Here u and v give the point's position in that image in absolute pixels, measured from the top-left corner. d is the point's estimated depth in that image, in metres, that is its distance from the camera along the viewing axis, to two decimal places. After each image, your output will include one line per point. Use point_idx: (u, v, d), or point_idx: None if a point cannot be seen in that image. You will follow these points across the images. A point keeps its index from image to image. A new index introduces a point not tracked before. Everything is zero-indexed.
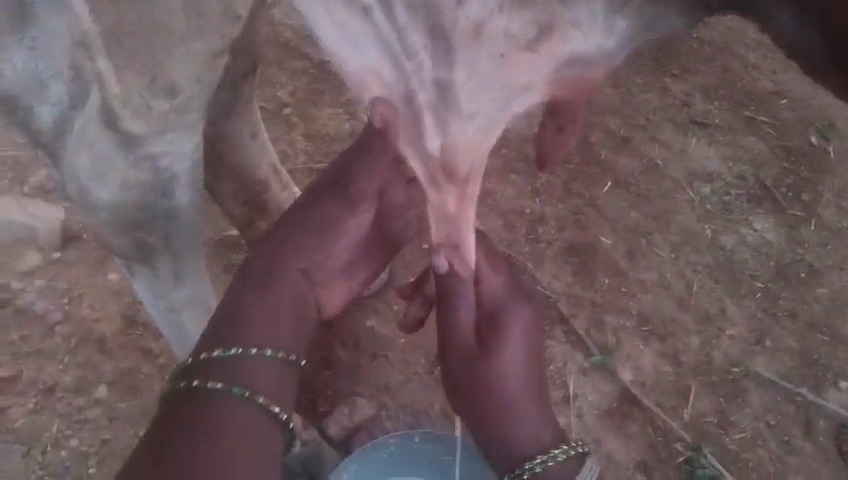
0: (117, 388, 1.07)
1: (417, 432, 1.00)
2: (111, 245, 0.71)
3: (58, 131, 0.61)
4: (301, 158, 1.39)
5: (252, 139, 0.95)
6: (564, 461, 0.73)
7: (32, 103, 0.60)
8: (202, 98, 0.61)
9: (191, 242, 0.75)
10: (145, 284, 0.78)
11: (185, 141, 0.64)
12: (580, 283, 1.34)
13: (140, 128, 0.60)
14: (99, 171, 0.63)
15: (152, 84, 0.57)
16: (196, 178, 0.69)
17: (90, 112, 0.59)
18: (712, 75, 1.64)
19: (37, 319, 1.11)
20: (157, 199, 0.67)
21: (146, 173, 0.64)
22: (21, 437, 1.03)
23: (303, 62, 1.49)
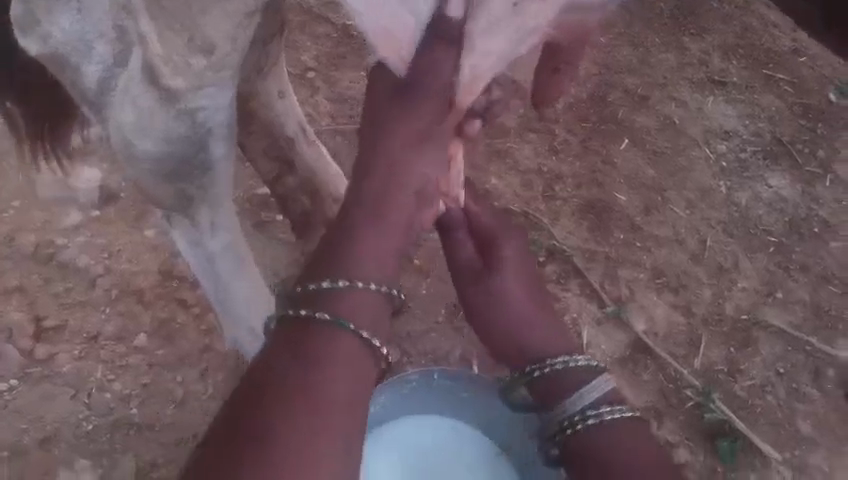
0: (156, 336, 1.14)
1: (436, 370, 1.06)
2: (153, 194, 0.78)
3: (103, 91, 0.67)
4: (325, 121, 1.45)
5: (281, 98, 1.00)
6: (578, 368, 0.81)
7: (79, 62, 0.65)
8: (234, 57, 0.68)
9: (226, 194, 0.81)
10: (182, 232, 0.84)
11: (221, 97, 0.70)
12: (596, 238, 1.38)
13: (180, 84, 0.66)
14: (143, 125, 0.69)
15: (191, 42, 0.64)
16: (230, 132, 0.75)
17: (131, 71, 0.65)
18: (731, 33, 1.65)
19: (81, 272, 1.18)
20: (195, 151, 0.73)
21: (186, 127, 0.70)
22: (67, 381, 1.11)
23: (327, 28, 1.54)
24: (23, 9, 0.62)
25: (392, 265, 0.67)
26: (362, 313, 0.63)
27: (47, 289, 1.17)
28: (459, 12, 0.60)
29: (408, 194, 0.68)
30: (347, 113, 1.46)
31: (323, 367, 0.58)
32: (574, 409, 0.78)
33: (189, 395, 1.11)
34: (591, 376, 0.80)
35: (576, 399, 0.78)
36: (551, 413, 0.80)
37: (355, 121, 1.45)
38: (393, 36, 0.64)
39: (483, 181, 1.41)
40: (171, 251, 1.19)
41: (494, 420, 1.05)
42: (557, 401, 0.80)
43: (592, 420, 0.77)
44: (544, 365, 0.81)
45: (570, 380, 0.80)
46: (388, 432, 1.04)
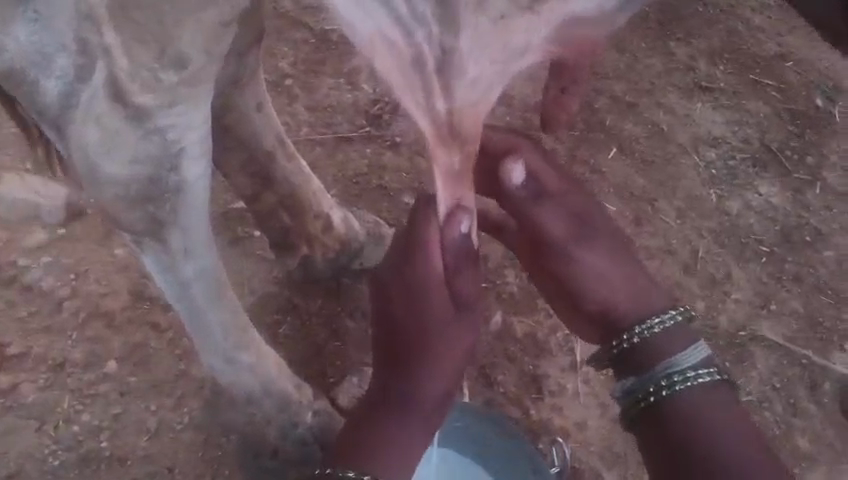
0: (127, 363, 1.07)
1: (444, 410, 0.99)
2: (121, 220, 0.71)
3: (64, 107, 0.61)
4: (303, 130, 1.39)
5: (258, 110, 0.94)
6: (676, 330, 0.88)
7: (37, 77, 0.60)
8: (209, 70, 0.62)
9: (201, 219, 0.73)
10: (153, 259, 0.75)
11: (193, 115, 0.64)
12: None
13: (150, 101, 0.61)
14: (109, 145, 0.63)
15: (161, 57, 0.58)
16: (206, 152, 0.69)
17: (95, 86, 0.59)
18: (717, 38, 1.61)
19: (45, 295, 1.11)
20: (165, 174, 0.67)
21: (155, 147, 0.64)
22: (31, 413, 1.04)
23: (303, 34, 1.48)
24: None
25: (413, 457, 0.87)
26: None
27: (10, 313, 1.10)
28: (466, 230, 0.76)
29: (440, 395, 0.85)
30: (326, 122, 1.40)
31: None
32: (681, 367, 0.84)
33: (164, 426, 1.04)
34: (687, 340, 0.87)
35: (684, 359, 0.85)
36: (651, 372, 0.85)
37: (334, 130, 1.40)
38: (384, 43, 0.63)
39: None
40: (142, 272, 1.13)
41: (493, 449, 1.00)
42: (663, 360, 0.85)
43: (697, 380, 0.84)
44: (652, 326, 0.87)
45: (672, 342, 0.86)
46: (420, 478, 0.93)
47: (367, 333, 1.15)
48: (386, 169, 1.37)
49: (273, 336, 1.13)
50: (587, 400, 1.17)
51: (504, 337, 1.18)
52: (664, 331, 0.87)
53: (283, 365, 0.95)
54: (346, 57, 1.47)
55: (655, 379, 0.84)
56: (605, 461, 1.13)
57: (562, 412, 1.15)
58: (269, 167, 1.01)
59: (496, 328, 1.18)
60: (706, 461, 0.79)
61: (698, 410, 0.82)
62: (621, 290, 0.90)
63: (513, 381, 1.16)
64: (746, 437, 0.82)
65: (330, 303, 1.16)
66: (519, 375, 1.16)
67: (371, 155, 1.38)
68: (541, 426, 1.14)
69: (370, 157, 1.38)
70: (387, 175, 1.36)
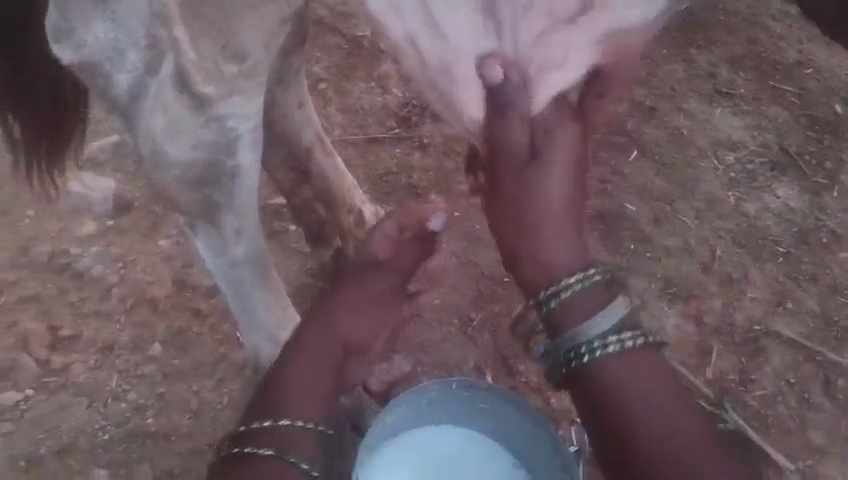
0: (171, 346, 1.15)
1: (455, 380, 1.04)
2: (181, 201, 0.79)
3: (134, 97, 0.68)
4: (336, 131, 1.46)
5: (300, 108, 1.02)
6: (592, 290, 0.79)
7: (111, 70, 0.67)
8: (265, 64, 0.70)
9: (252, 203, 0.81)
10: (205, 240, 0.85)
11: (250, 105, 0.71)
12: (607, 249, 1.39)
13: (211, 91, 0.67)
14: (172, 132, 0.69)
15: (224, 49, 0.65)
16: (259, 142, 0.75)
17: (163, 78, 0.66)
18: (737, 45, 1.66)
19: (95, 281, 1.19)
20: (222, 159, 0.73)
21: (214, 134, 0.71)
22: (83, 391, 1.11)
23: (337, 40, 1.55)
24: (62, 19, 0.66)
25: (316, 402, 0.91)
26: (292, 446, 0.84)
27: (63, 298, 1.18)
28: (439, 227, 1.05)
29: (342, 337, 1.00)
30: (358, 123, 1.47)
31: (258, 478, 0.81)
32: (597, 333, 0.78)
33: (205, 405, 1.11)
34: (602, 295, 0.79)
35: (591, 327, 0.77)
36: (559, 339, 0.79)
37: (366, 132, 1.46)
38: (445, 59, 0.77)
39: None
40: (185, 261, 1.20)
41: (518, 432, 1.03)
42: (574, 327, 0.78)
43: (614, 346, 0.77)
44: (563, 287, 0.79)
45: (588, 304, 0.78)
46: (388, 421, 1.00)
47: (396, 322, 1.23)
48: (415, 169, 1.42)
49: None
50: None
51: None
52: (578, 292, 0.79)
53: None
54: (377, 62, 1.54)
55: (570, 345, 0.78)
56: None
57: None
58: (308, 163, 1.09)
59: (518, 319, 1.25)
60: (612, 421, 0.77)
61: (615, 377, 0.77)
62: (558, 244, 0.83)
63: (535, 372, 1.21)
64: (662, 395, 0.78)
65: None
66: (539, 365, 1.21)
67: (400, 156, 1.44)
68: (560, 414, 1.19)
69: (399, 157, 1.44)
70: (416, 174, 1.42)
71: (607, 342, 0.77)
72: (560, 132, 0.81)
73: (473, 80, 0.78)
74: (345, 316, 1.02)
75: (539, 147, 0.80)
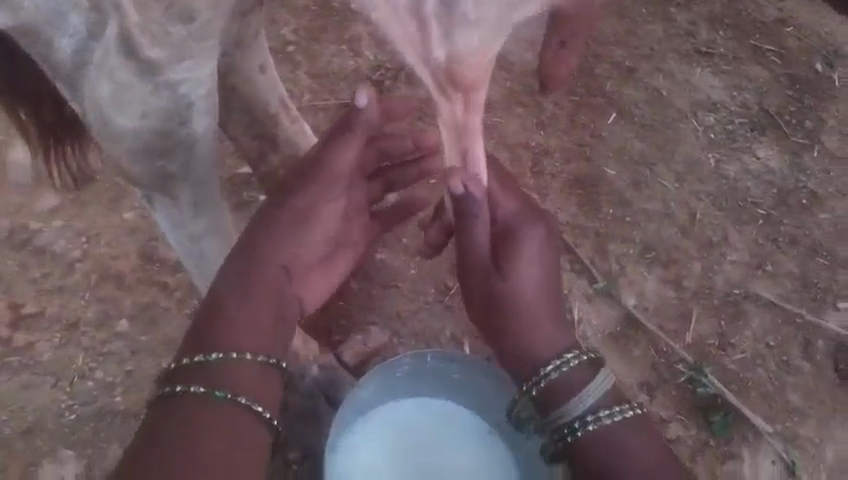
0: (138, 322, 1.11)
1: (429, 351, 1.01)
2: (134, 174, 0.75)
3: (77, 62, 0.63)
4: (306, 96, 1.42)
5: (262, 72, 0.96)
6: (577, 373, 0.84)
7: (50, 35, 0.61)
8: (215, 25, 0.66)
9: (208, 173, 0.78)
10: (163, 212, 0.82)
11: (202, 70, 0.67)
12: (585, 214, 1.36)
13: (159, 56, 0.63)
14: (120, 100, 0.65)
15: (171, 11, 0.61)
16: (212, 108, 0.72)
17: (108, 43, 0.61)
18: (717, 3, 1.63)
19: (57, 257, 1.15)
20: (176, 128, 0.70)
21: (165, 102, 0.67)
22: (47, 369, 1.08)
23: (306, 0, 1.49)
24: None
25: (261, 330, 0.80)
26: (246, 384, 0.76)
27: (24, 275, 1.13)
28: (365, 105, 0.86)
29: (278, 258, 0.84)
30: (330, 88, 1.43)
31: (202, 429, 0.70)
32: (578, 414, 0.82)
33: None
34: (586, 374, 0.83)
35: (570, 411, 0.82)
36: (549, 418, 0.84)
37: (337, 96, 1.42)
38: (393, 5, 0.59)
39: None
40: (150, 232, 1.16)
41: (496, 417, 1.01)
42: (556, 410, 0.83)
43: (603, 420, 0.82)
44: (552, 371, 0.83)
45: (570, 386, 0.83)
46: (361, 394, 0.99)
47: (370, 293, 1.21)
48: None
49: None
50: None
51: None
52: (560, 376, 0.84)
53: None
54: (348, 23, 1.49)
55: (564, 422, 0.83)
56: None
57: None
58: (274, 129, 1.04)
59: None
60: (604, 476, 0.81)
61: (609, 443, 0.81)
62: (537, 336, 0.87)
63: None
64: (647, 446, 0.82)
65: None
66: None
67: None
68: None
69: None
70: None
71: (591, 421, 0.81)
72: (523, 236, 0.89)
73: (444, 33, 0.59)
74: (279, 231, 0.85)
75: (504, 249, 0.88)
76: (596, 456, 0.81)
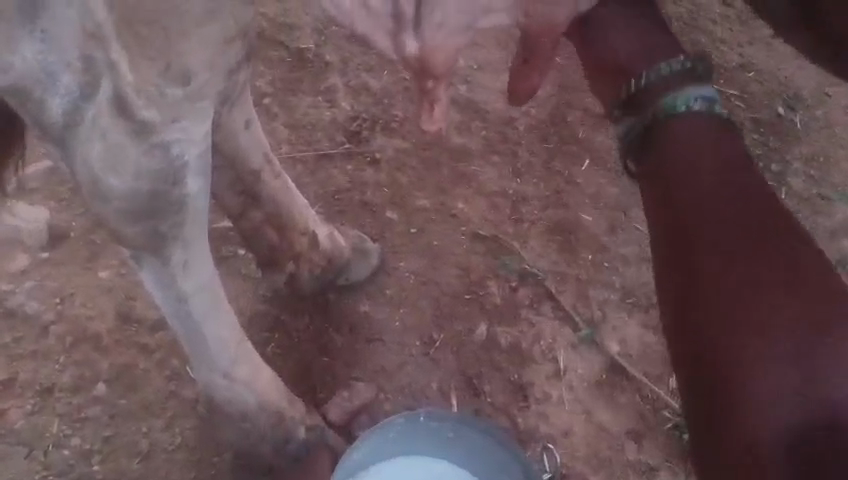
0: (116, 386, 1.08)
1: (423, 411, 1.00)
2: (124, 235, 0.77)
3: (69, 122, 0.70)
4: (283, 147, 1.41)
5: (246, 128, 0.97)
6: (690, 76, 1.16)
7: (44, 95, 0.69)
8: (210, 87, 0.70)
9: (199, 233, 0.79)
10: (151, 272, 0.81)
11: (195, 131, 0.72)
12: (565, 260, 1.33)
13: (152, 116, 0.68)
14: (112, 159, 0.70)
15: (166, 71, 0.66)
16: (207, 170, 0.76)
17: (100, 102, 0.68)
18: (681, 51, 1.68)
19: (29, 319, 1.11)
20: (168, 188, 0.73)
21: (159, 161, 0.71)
22: (20, 439, 1.04)
23: (280, 52, 1.50)
24: None
25: None
26: None
27: None
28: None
29: None
30: (307, 138, 1.42)
31: None
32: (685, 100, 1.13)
33: (155, 447, 1.04)
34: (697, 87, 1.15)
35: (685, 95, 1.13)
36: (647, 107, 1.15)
37: (313, 146, 1.41)
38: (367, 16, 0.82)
39: (450, 206, 1.36)
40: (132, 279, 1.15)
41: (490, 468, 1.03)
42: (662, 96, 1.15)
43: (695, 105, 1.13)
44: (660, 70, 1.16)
45: (671, 80, 1.16)
46: (352, 459, 0.97)
47: (355, 348, 1.20)
48: (368, 185, 1.38)
49: (262, 353, 1.17)
50: (571, 406, 1.20)
51: (490, 347, 1.22)
52: (672, 70, 1.16)
53: (277, 383, 0.97)
54: (324, 75, 1.49)
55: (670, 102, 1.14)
56: (591, 466, 1.15)
57: (548, 419, 1.18)
58: (257, 185, 1.03)
59: (481, 337, 1.23)
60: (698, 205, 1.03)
61: (692, 129, 1.12)
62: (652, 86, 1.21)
63: (500, 391, 1.19)
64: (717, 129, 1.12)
65: (317, 319, 1.21)
66: (503, 384, 1.20)
67: (351, 173, 1.39)
68: (528, 433, 1.17)
69: (351, 174, 1.39)
70: (368, 190, 1.37)
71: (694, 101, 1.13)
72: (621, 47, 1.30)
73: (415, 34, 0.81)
74: None
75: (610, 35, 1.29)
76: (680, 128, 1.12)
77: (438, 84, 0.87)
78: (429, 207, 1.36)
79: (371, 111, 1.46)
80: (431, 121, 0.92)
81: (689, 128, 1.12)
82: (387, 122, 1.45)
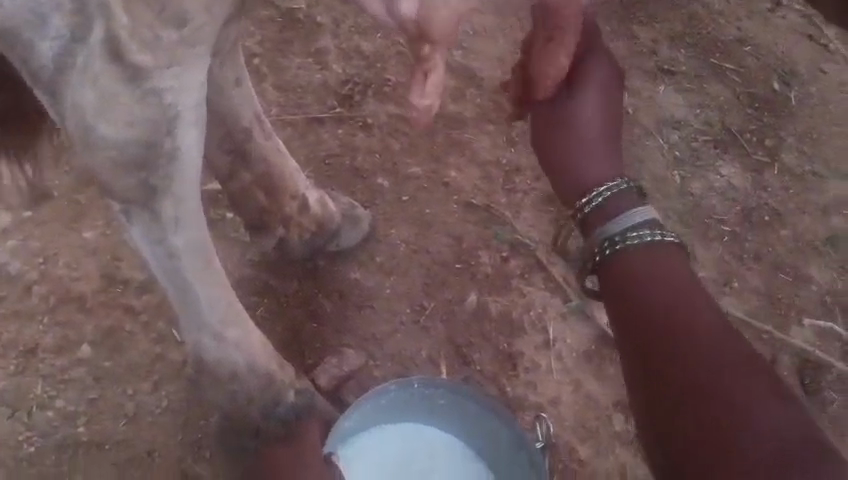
0: (102, 348, 1.06)
1: (415, 378, 1.00)
2: (115, 187, 0.75)
3: (59, 67, 0.68)
4: (273, 109, 1.38)
5: (238, 85, 0.95)
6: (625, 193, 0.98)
7: (33, 37, 0.66)
8: (207, 32, 0.68)
9: (193, 189, 0.78)
10: (141, 228, 0.79)
11: (190, 79, 0.70)
12: (557, 231, 1.32)
13: (147, 61, 0.67)
14: (103, 107, 0.69)
15: (162, 14, 0.64)
16: (201, 120, 0.74)
17: (92, 46, 0.65)
18: (679, 22, 1.65)
19: (13, 279, 1.09)
20: (161, 139, 0.72)
21: (152, 109, 0.70)
22: (3, 400, 1.02)
23: (271, 12, 1.47)
24: None
25: None
26: None
27: None
28: None
29: None
30: (298, 101, 1.39)
31: None
32: (613, 233, 0.95)
33: (142, 410, 1.03)
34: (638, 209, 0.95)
35: (622, 224, 0.94)
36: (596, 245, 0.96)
37: (304, 109, 1.39)
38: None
39: (442, 173, 1.34)
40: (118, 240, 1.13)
41: (484, 434, 1.04)
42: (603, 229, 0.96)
43: (641, 239, 0.93)
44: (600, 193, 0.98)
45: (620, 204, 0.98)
46: (345, 425, 0.98)
47: (344, 314, 1.19)
48: (359, 150, 1.35)
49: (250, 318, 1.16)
50: (561, 376, 1.20)
51: (480, 316, 1.22)
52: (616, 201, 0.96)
53: (268, 346, 0.96)
54: (315, 37, 1.46)
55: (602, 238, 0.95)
56: (578, 436, 1.16)
57: (537, 389, 1.18)
58: (248, 144, 1.01)
59: (471, 306, 1.22)
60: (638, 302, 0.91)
61: (641, 263, 0.92)
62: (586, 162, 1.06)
63: (489, 360, 1.19)
64: (674, 280, 0.91)
65: (306, 284, 1.19)
66: (493, 353, 1.20)
67: (343, 137, 1.36)
68: (517, 402, 1.17)
69: (342, 139, 1.36)
70: (360, 156, 1.35)
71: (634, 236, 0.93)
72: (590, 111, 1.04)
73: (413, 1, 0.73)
74: None
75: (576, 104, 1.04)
76: (618, 263, 0.94)
77: (436, 50, 0.76)
78: (421, 174, 1.34)
79: (363, 75, 1.43)
80: (423, 95, 0.78)
81: (641, 258, 0.93)
82: (380, 86, 1.42)
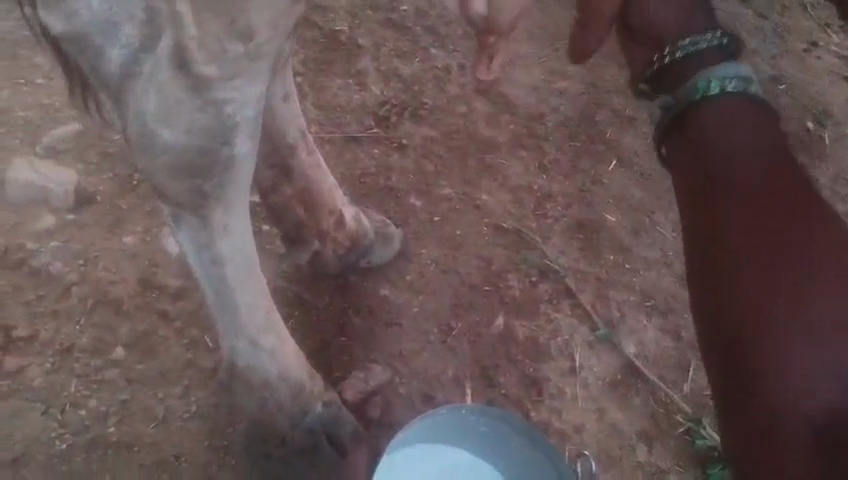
0: (135, 350, 1.08)
1: (465, 405, 1.02)
2: (169, 192, 0.78)
3: (127, 74, 0.70)
4: (311, 127, 1.41)
5: (284, 101, 1.02)
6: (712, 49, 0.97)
7: (104, 44, 0.69)
8: (269, 48, 0.72)
9: (241, 194, 0.81)
10: (190, 233, 0.82)
11: (250, 90, 0.73)
12: (586, 259, 1.32)
13: (212, 72, 0.69)
14: (166, 113, 0.71)
15: (231, 28, 0.67)
16: (256, 130, 0.77)
17: (159, 55, 0.68)
18: None
19: (53, 279, 1.12)
20: (217, 146, 0.75)
21: (211, 118, 0.73)
22: (38, 397, 1.04)
23: (314, 34, 1.51)
24: None
25: None
26: None
27: (18, 297, 1.11)
28: None
29: None
30: (337, 120, 1.42)
31: None
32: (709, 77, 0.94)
33: (171, 414, 1.05)
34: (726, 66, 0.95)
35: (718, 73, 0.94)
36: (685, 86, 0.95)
37: (342, 128, 1.41)
38: None
39: (474, 196, 1.36)
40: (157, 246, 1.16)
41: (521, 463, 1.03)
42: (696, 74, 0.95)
43: (731, 89, 0.93)
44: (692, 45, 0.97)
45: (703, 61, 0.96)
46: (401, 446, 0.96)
47: (372, 330, 1.20)
48: (394, 170, 1.37)
49: None
50: (586, 404, 1.19)
51: (506, 339, 1.22)
52: (708, 45, 0.97)
53: (299, 354, 0.99)
54: (356, 59, 1.50)
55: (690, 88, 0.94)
56: (602, 465, 1.15)
57: (561, 416, 1.18)
58: (291, 159, 1.07)
59: (498, 329, 1.23)
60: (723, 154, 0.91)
61: (729, 113, 0.93)
62: None
63: (515, 384, 1.19)
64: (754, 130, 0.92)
65: (336, 299, 1.21)
66: (518, 378, 1.20)
67: (378, 157, 1.39)
68: (540, 428, 1.17)
69: (377, 158, 1.38)
70: (395, 176, 1.37)
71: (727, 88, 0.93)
72: None
73: None
74: None
75: None
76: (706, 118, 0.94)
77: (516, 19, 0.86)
78: (454, 196, 1.35)
79: (400, 97, 1.46)
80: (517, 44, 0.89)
81: (725, 112, 0.93)
82: (416, 109, 1.45)
